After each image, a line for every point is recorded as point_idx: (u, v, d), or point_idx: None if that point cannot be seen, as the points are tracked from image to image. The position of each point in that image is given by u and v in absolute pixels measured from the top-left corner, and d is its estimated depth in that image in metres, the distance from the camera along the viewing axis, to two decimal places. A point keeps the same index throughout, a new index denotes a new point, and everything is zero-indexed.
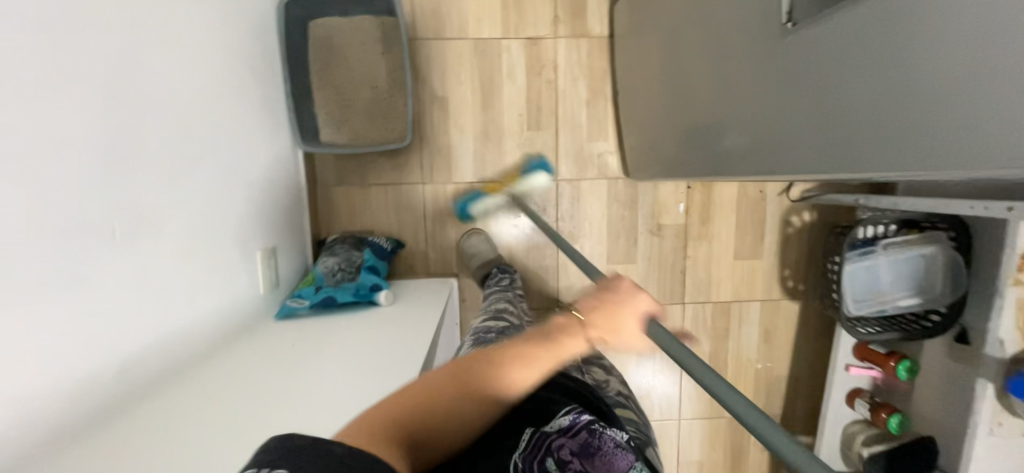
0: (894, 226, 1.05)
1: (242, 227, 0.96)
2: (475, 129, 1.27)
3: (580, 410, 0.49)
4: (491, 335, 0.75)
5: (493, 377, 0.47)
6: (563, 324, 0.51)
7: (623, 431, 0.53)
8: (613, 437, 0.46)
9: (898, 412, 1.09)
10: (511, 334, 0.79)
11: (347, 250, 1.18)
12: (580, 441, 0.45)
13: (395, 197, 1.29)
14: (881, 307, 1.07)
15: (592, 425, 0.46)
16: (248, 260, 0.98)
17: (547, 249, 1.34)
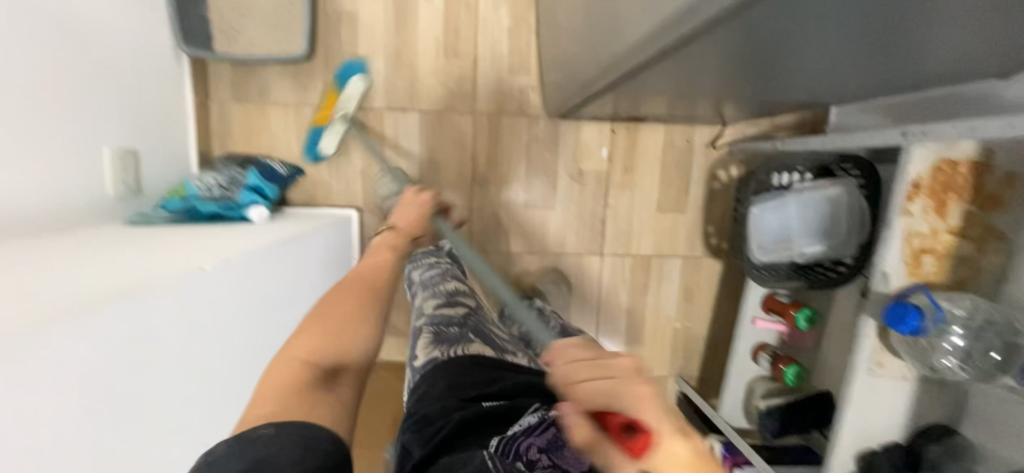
0: (809, 173, 1.02)
1: (91, 118, 0.86)
2: (386, 50, 1.18)
3: (545, 409, 0.68)
4: (452, 329, 0.83)
5: (314, 303, 0.70)
6: (379, 239, 0.95)
7: None
8: None
9: (797, 363, 1.07)
10: (475, 323, 0.86)
11: (233, 169, 1.09)
12: (547, 439, 0.63)
13: (297, 119, 1.19)
14: (789, 254, 1.02)
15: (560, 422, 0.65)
16: (96, 155, 0.87)
17: (461, 188, 1.27)
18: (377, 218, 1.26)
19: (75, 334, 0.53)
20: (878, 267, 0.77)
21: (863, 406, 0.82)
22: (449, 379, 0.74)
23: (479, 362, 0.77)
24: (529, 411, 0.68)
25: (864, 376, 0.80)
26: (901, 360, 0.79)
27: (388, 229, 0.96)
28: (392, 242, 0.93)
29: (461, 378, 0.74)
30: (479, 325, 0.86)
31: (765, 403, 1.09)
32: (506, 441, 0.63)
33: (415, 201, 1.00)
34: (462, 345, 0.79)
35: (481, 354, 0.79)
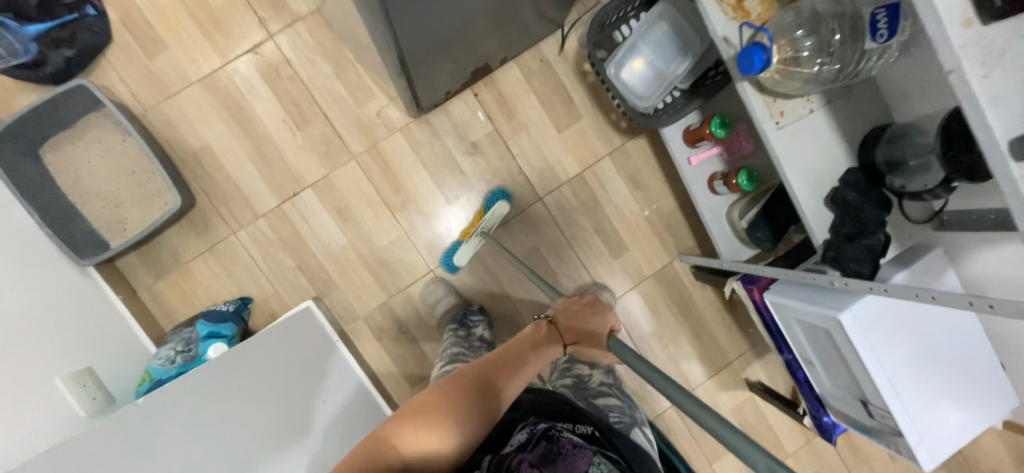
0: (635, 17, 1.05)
1: (27, 362, 0.89)
2: (251, 157, 1.24)
3: (536, 424, 0.72)
4: None
5: (475, 386, 0.73)
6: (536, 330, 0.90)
7: (577, 426, 0.76)
8: (565, 438, 0.68)
9: (744, 168, 1.05)
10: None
11: (183, 331, 1.12)
12: (538, 454, 0.64)
13: (217, 260, 1.24)
14: (668, 87, 1.04)
15: (546, 433, 0.68)
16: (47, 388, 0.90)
17: (387, 223, 1.30)
18: (337, 295, 1.29)
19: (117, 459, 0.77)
20: (716, 36, 0.78)
21: (796, 158, 0.81)
22: None
23: None
24: (520, 429, 0.73)
25: (775, 132, 0.80)
26: (794, 99, 0.80)
27: (546, 324, 0.92)
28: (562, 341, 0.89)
29: None
30: None
31: (746, 220, 1.07)
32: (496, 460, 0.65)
33: (593, 311, 0.95)
34: None
35: None
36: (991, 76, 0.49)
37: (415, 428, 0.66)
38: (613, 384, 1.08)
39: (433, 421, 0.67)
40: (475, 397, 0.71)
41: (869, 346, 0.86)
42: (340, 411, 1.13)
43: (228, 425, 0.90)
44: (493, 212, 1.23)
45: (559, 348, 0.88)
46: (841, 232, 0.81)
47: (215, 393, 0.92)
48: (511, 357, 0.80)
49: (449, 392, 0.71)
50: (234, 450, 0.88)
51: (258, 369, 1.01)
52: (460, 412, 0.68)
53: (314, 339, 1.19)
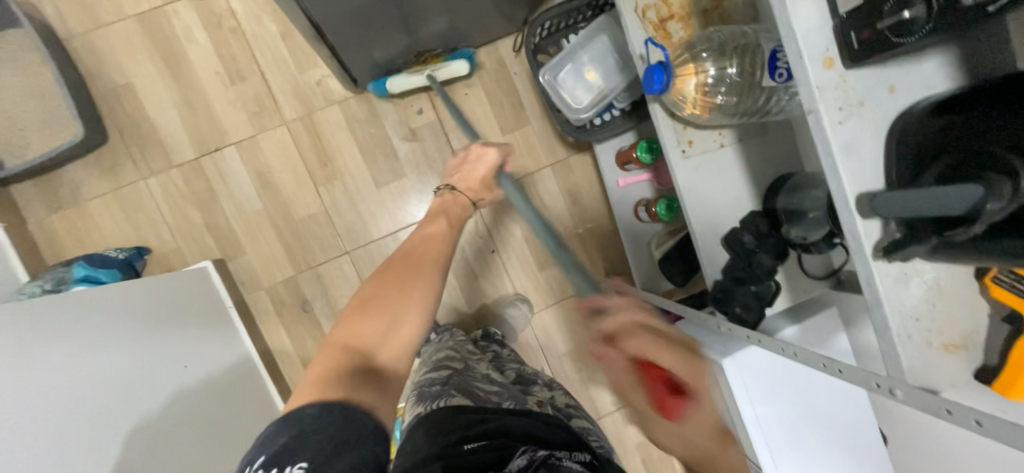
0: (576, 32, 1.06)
1: None
2: (175, 104, 1.20)
3: (535, 450, 0.62)
4: (434, 389, 0.83)
5: (405, 268, 0.70)
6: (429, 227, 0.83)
7: (574, 453, 0.65)
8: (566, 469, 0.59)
9: (665, 197, 1.04)
10: (456, 381, 0.85)
11: (59, 271, 1.06)
12: None
13: (119, 202, 1.19)
14: (602, 100, 1.02)
15: (547, 461, 0.60)
16: None
17: (307, 194, 1.25)
18: (243, 261, 1.24)
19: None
20: (634, 53, 0.74)
21: (698, 191, 0.79)
22: (429, 427, 0.71)
23: (452, 411, 0.73)
24: (517, 455, 0.61)
25: (680, 159, 0.78)
26: (703, 130, 0.78)
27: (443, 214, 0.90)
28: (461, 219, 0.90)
29: (441, 425, 0.70)
30: (463, 382, 0.85)
31: (660, 251, 1.06)
32: None
33: (476, 185, 1.01)
34: (442, 400, 0.77)
35: (461, 404, 0.75)
36: (846, 124, 0.46)
37: (365, 328, 0.61)
38: (578, 406, 0.92)
39: (373, 313, 0.63)
40: (408, 276, 0.68)
41: (750, 397, 0.82)
42: (202, 382, 1.01)
43: (90, 358, 0.80)
44: (451, 67, 1.19)
45: (456, 225, 0.88)
46: (733, 275, 0.77)
47: (57, 325, 0.79)
48: (421, 246, 0.76)
49: (383, 283, 0.67)
50: (39, 385, 0.71)
51: (108, 318, 0.88)
52: (412, 295, 0.66)
53: (199, 302, 1.10)
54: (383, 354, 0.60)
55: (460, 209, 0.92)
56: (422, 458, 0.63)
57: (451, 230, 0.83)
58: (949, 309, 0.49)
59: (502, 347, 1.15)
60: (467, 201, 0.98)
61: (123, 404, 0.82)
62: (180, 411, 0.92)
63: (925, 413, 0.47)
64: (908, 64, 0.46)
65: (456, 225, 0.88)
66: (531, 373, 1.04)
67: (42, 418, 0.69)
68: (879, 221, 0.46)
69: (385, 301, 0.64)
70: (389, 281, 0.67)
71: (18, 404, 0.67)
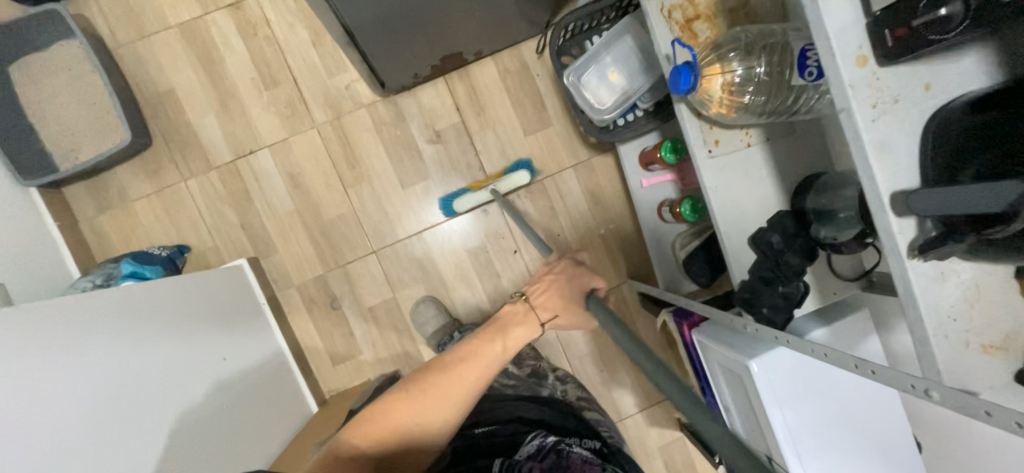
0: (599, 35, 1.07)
1: None
2: (214, 109, 1.25)
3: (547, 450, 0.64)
4: None
5: (450, 374, 0.70)
6: (511, 312, 0.78)
7: (586, 453, 0.67)
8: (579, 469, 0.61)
9: (689, 198, 1.04)
10: None
11: (109, 267, 1.13)
12: None
13: (162, 203, 1.25)
14: (626, 101, 1.03)
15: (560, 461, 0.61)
16: None
17: (336, 195, 1.29)
18: (275, 259, 1.29)
19: (47, 366, 0.70)
20: (659, 54, 0.75)
21: (724, 191, 0.79)
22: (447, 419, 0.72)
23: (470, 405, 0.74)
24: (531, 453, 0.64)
25: (706, 158, 0.78)
26: (730, 130, 0.78)
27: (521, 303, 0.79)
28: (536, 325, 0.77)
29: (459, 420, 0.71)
30: None
31: (685, 251, 1.06)
32: None
33: (560, 278, 0.82)
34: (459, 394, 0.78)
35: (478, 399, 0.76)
36: (881, 121, 0.46)
37: (410, 417, 0.69)
38: (591, 398, 0.92)
39: (404, 417, 0.69)
40: (444, 400, 0.70)
41: (776, 399, 0.81)
42: (241, 375, 1.05)
43: (143, 349, 0.86)
44: (511, 179, 1.24)
45: (536, 328, 0.77)
46: (760, 275, 0.76)
47: (110, 317, 0.84)
48: (480, 348, 0.72)
49: (422, 387, 0.70)
50: (96, 376, 0.76)
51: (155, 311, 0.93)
52: (435, 413, 0.70)
53: (235, 298, 1.15)
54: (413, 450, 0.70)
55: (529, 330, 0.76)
56: None
57: (518, 334, 0.75)
58: (988, 309, 0.48)
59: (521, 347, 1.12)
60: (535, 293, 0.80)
61: (168, 393, 0.87)
62: (221, 402, 0.97)
63: (963, 415, 0.46)
64: (946, 60, 0.46)
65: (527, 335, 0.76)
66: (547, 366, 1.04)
67: (97, 407, 0.75)
68: (916, 219, 0.45)
69: (423, 409, 0.69)
70: (427, 394, 0.69)
71: (75, 395, 0.72)
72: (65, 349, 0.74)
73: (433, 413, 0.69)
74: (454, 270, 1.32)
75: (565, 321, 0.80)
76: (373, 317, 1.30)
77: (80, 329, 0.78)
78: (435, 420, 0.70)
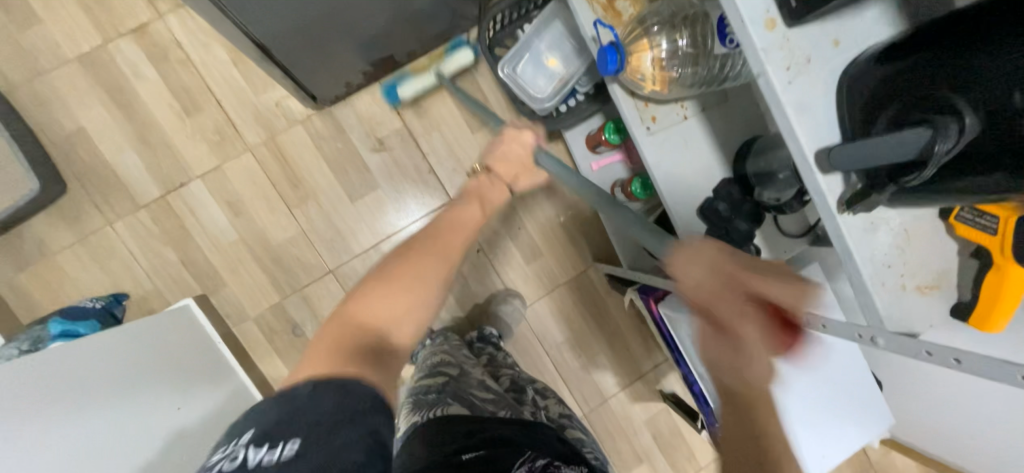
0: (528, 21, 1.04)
1: None
2: (133, 144, 1.16)
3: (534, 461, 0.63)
4: (431, 396, 0.82)
5: (437, 244, 0.60)
6: (477, 183, 0.76)
7: (571, 465, 0.67)
8: None
9: (639, 176, 1.04)
10: (452, 388, 0.85)
11: (36, 330, 1.03)
12: None
13: (89, 252, 1.16)
14: (566, 86, 1.02)
15: None
16: None
17: (283, 217, 1.22)
18: (226, 294, 1.21)
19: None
20: (587, 37, 0.73)
21: (669, 167, 0.79)
22: (426, 436, 0.71)
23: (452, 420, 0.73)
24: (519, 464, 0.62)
25: (647, 137, 0.78)
26: (665, 105, 0.78)
27: (485, 174, 0.78)
28: (508, 190, 0.77)
29: (439, 437, 0.70)
30: (459, 390, 0.84)
31: None
32: None
33: (525, 150, 0.81)
34: (440, 408, 0.77)
35: (459, 414, 0.75)
36: (796, 83, 0.46)
37: (400, 282, 0.54)
38: (573, 415, 0.92)
39: (399, 287, 0.54)
40: (443, 253, 0.59)
41: None
42: (203, 421, 1.00)
43: (88, 413, 0.80)
44: (455, 60, 1.20)
45: (502, 191, 0.77)
46: None
47: (36, 386, 0.76)
48: (458, 215, 0.66)
49: (409, 252, 0.57)
50: (41, 448, 0.70)
51: (86, 371, 0.85)
52: (439, 269, 0.58)
53: (185, 342, 1.08)
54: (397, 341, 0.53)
55: (491, 187, 0.76)
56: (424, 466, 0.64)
57: (483, 200, 0.72)
58: (918, 252, 0.49)
59: (497, 350, 1.16)
60: (508, 164, 0.79)
61: (125, 455, 0.81)
62: (187, 451, 0.92)
63: (907, 356, 0.48)
64: (850, 16, 0.47)
65: (486, 198, 0.73)
66: (529, 380, 1.03)
67: None
68: (840, 175, 0.46)
69: (426, 263, 0.57)
70: (424, 240, 0.60)
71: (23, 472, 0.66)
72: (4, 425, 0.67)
73: (437, 268, 0.57)
74: None
75: (526, 182, 0.81)
76: None
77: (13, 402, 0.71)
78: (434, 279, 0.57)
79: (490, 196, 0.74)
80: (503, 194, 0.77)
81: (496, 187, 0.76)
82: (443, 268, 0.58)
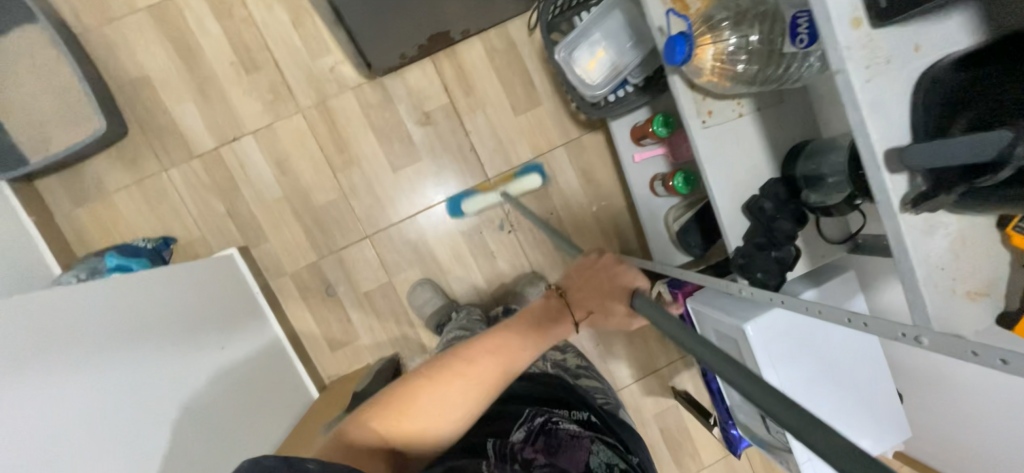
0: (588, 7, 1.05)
1: None
2: (192, 96, 1.21)
3: (533, 417, 0.67)
4: None
5: (471, 370, 0.65)
6: (545, 306, 0.75)
7: (572, 413, 0.71)
8: (561, 430, 0.64)
9: (681, 170, 1.06)
10: None
11: (94, 261, 1.10)
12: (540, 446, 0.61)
13: (144, 194, 1.21)
14: (620, 77, 1.03)
15: (544, 427, 0.65)
16: None
17: (326, 180, 1.26)
18: (266, 249, 1.26)
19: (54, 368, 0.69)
20: (653, 26, 0.76)
21: (718, 161, 0.81)
22: None
23: None
24: (519, 422, 0.67)
25: (701, 129, 0.79)
26: (722, 100, 0.80)
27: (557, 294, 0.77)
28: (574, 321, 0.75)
29: None
30: None
31: (678, 224, 1.08)
32: (500, 446, 0.61)
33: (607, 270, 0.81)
34: None
35: None
36: (874, 82, 0.47)
37: (420, 397, 0.63)
38: (590, 367, 0.92)
39: (423, 405, 0.63)
40: (475, 385, 0.65)
41: (769, 358, 0.85)
42: (240, 363, 1.05)
43: (141, 345, 0.85)
44: (522, 183, 1.31)
45: (571, 327, 0.74)
46: (754, 241, 0.79)
47: (96, 314, 0.81)
48: (507, 345, 0.68)
49: (439, 372, 0.65)
50: (102, 373, 0.75)
51: (139, 304, 0.90)
52: (460, 394, 0.64)
53: (228, 288, 1.14)
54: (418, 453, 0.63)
55: (564, 326, 0.73)
56: None
57: (550, 338, 0.71)
58: (972, 258, 0.51)
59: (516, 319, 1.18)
60: (580, 284, 0.79)
61: (173, 386, 0.87)
62: (225, 390, 0.97)
63: (951, 357, 0.49)
64: (936, 21, 0.48)
65: (552, 334, 0.72)
66: None
67: (110, 402, 0.74)
68: (906, 175, 0.48)
69: (467, 399, 0.64)
70: (472, 367, 0.65)
71: (87, 392, 0.72)
72: (68, 348, 0.72)
73: (474, 399, 0.64)
74: (450, 251, 1.31)
75: (599, 319, 0.79)
76: (369, 303, 1.30)
77: (76, 328, 0.76)
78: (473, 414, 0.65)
79: (557, 339, 0.72)
80: (569, 330, 0.74)
81: (558, 305, 0.76)
82: (471, 398, 0.64)
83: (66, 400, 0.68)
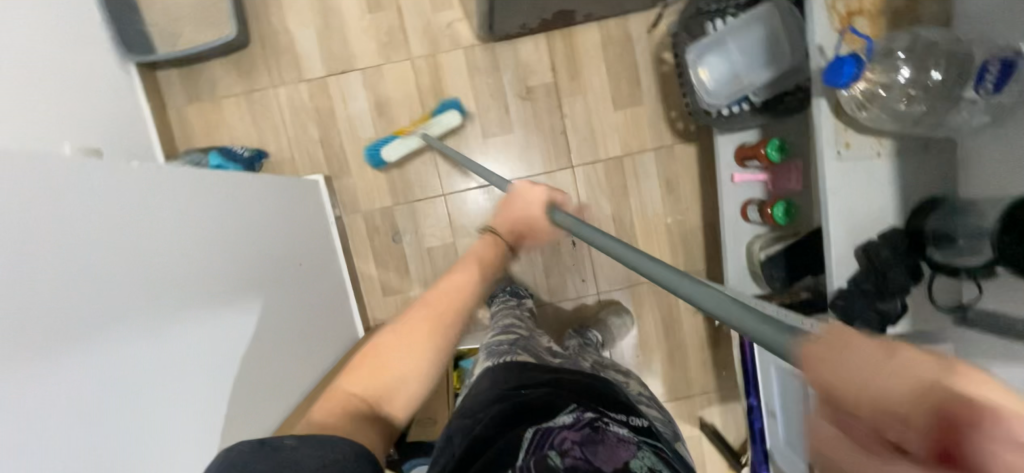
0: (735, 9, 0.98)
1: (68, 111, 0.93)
2: (314, 23, 1.25)
3: (583, 411, 0.58)
4: (502, 346, 0.79)
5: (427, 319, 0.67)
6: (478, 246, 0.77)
7: (628, 418, 0.61)
8: (612, 431, 0.56)
9: (783, 200, 1.03)
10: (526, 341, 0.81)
11: (195, 157, 1.15)
12: (581, 435, 0.54)
13: (249, 107, 1.26)
14: (740, 93, 1.00)
15: (593, 422, 0.56)
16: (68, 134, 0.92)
17: (418, 131, 1.29)
18: (347, 184, 1.30)
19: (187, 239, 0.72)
20: (812, 45, 0.75)
21: (843, 196, 0.78)
22: (492, 377, 0.69)
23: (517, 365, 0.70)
24: (566, 411, 0.59)
25: (834, 160, 0.77)
26: (867, 134, 0.76)
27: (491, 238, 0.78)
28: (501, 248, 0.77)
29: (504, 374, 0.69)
30: (530, 345, 0.80)
31: (766, 253, 1.05)
32: (539, 433, 0.55)
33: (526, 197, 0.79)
34: (509, 355, 0.74)
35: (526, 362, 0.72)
36: None
37: (394, 358, 0.65)
38: (652, 396, 0.79)
39: (387, 359, 0.65)
40: (433, 329, 0.67)
41: None
42: (307, 283, 1.08)
43: (246, 239, 0.87)
44: None
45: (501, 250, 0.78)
46: (859, 285, 0.77)
47: (223, 196, 0.84)
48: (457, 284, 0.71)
49: (396, 340, 0.66)
50: (217, 255, 0.78)
51: (253, 198, 0.93)
52: (418, 348, 0.66)
53: (311, 212, 1.17)
54: (396, 401, 0.65)
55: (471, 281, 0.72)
56: (481, 401, 0.64)
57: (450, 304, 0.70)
58: None
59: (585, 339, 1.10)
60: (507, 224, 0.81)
61: (260, 287, 0.90)
62: (292, 304, 1.00)
63: None
64: None
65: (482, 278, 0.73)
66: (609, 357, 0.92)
67: (218, 285, 0.77)
68: None
69: (422, 346, 0.66)
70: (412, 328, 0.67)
71: (205, 271, 0.74)
72: (198, 224, 0.75)
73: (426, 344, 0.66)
74: None
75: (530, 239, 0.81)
76: (430, 259, 1.32)
77: (206, 206, 0.78)
78: (417, 360, 0.66)
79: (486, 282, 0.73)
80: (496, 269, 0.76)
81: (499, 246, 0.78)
82: (416, 343, 0.66)
83: (190, 273, 0.71)
